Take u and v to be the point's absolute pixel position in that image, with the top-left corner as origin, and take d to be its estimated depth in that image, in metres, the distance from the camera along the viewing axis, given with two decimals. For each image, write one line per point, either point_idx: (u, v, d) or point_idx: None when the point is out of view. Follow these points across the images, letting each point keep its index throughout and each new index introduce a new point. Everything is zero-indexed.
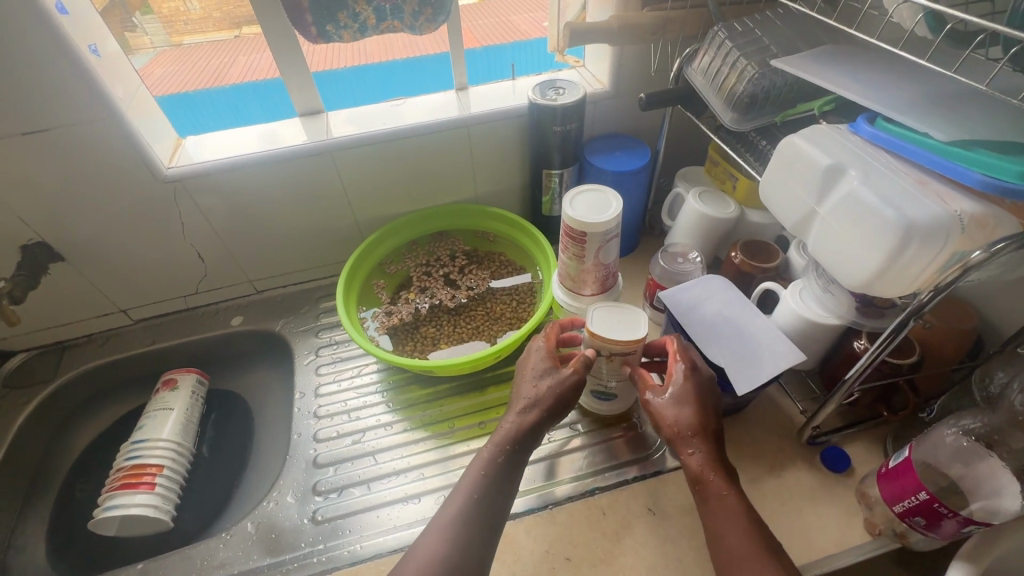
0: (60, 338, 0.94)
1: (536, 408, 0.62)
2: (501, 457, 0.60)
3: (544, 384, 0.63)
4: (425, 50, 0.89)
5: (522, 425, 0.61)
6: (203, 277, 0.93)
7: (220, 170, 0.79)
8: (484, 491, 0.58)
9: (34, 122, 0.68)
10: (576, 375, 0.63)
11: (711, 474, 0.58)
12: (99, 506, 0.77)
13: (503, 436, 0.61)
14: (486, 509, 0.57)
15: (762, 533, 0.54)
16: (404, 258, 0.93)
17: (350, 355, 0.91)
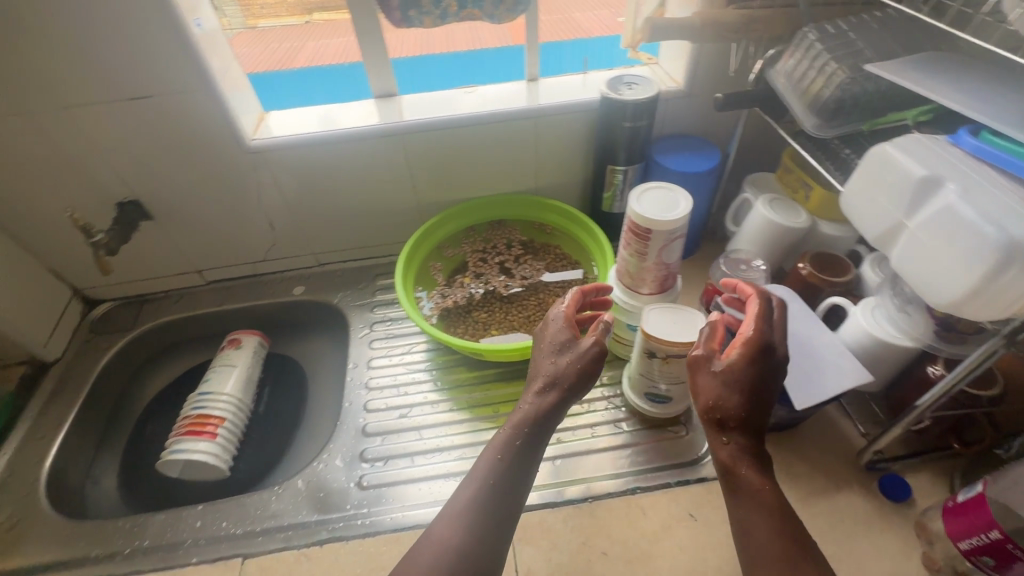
0: (141, 292, 1.01)
1: (558, 384, 0.61)
2: (516, 442, 0.59)
3: (567, 358, 0.62)
4: (485, 43, 0.93)
5: (539, 408, 0.61)
6: (272, 246, 0.98)
7: (299, 145, 0.83)
8: (501, 480, 0.57)
9: (141, 88, 0.73)
10: (595, 345, 0.62)
11: (746, 468, 0.55)
12: (167, 449, 0.83)
13: (519, 422, 0.61)
14: (507, 495, 0.57)
15: (794, 534, 0.52)
16: (462, 243, 0.95)
17: (403, 332, 0.94)
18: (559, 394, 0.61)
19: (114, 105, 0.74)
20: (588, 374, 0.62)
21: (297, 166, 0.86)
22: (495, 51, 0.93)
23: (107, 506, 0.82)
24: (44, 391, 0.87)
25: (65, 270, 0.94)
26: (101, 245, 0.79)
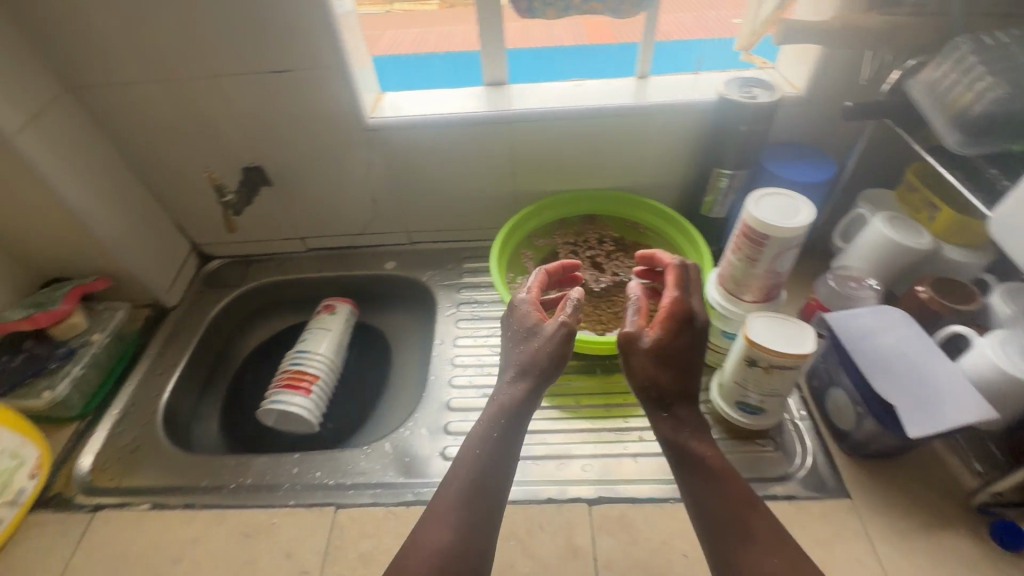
0: (249, 253, 1.09)
1: (527, 366, 0.66)
2: (492, 435, 0.61)
3: (540, 340, 0.66)
4: (562, 42, 0.95)
5: (514, 397, 0.64)
6: (371, 220, 1.03)
7: (413, 126, 0.87)
8: (479, 472, 0.59)
9: (283, 63, 0.78)
10: (567, 331, 0.66)
11: (693, 443, 0.61)
12: (266, 399, 0.90)
13: (495, 411, 0.63)
14: (488, 485, 0.58)
15: (749, 497, 0.57)
16: (553, 233, 0.96)
17: (487, 315, 0.96)
18: (535, 378, 0.65)
19: (255, 77, 0.80)
20: (562, 356, 0.66)
21: (407, 146, 0.90)
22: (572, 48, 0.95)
23: (209, 444, 0.90)
24: (163, 333, 0.95)
25: (187, 226, 1.02)
26: (231, 205, 0.85)
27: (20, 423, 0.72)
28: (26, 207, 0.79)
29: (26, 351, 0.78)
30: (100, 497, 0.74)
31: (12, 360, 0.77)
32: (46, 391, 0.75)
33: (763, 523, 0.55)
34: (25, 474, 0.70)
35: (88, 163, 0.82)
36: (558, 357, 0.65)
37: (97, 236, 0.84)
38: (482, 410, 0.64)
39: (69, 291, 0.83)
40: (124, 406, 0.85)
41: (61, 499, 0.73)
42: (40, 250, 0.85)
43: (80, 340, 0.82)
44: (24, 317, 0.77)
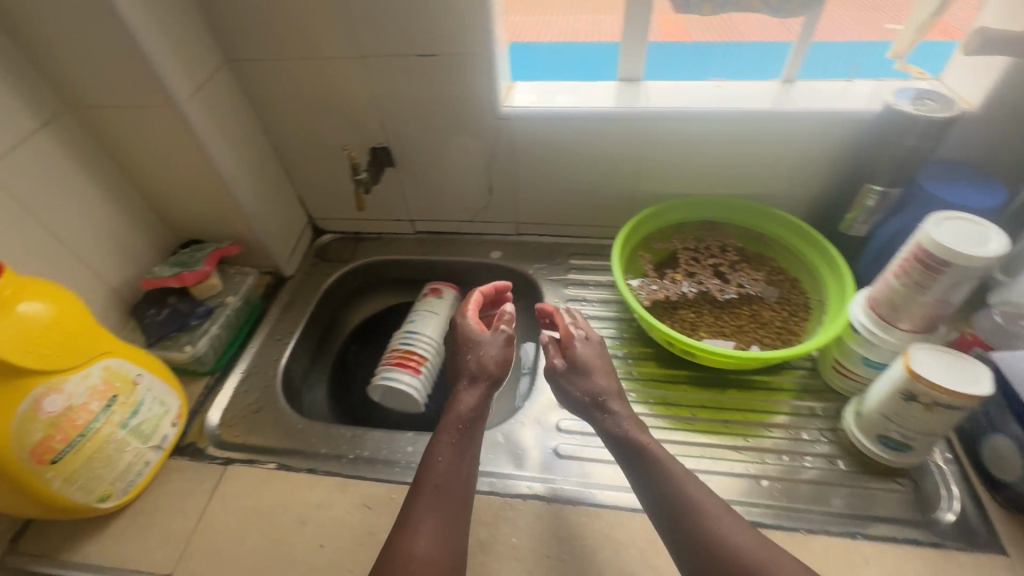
0: (359, 231, 1.12)
1: (479, 380, 0.71)
2: (445, 450, 0.64)
3: (482, 352, 0.73)
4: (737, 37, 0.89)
5: (458, 416, 0.68)
6: (482, 208, 1.03)
7: (545, 117, 0.86)
8: (448, 472, 0.62)
9: (430, 48, 0.79)
10: (497, 341, 0.74)
11: (638, 435, 0.64)
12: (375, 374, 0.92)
13: (449, 428, 0.67)
14: (453, 491, 0.61)
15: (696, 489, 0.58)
16: (672, 238, 0.93)
17: (596, 314, 0.95)
18: (488, 386, 0.71)
19: (400, 60, 0.81)
20: (503, 360, 0.73)
21: (534, 137, 0.89)
22: (746, 46, 0.89)
23: (319, 412, 0.93)
24: (281, 301, 1.00)
25: (307, 200, 1.06)
26: (364, 184, 0.87)
27: (166, 372, 0.77)
28: (181, 171, 0.83)
29: (170, 306, 0.84)
30: (229, 450, 0.78)
31: (158, 313, 0.82)
32: (188, 346, 0.80)
33: (724, 523, 0.55)
34: (169, 421, 0.75)
35: (236, 134, 0.86)
36: (492, 367, 0.72)
37: (237, 204, 0.88)
38: (435, 428, 0.67)
39: (208, 253, 0.87)
40: (248, 366, 0.89)
41: (195, 448, 0.78)
42: (184, 213, 0.90)
43: (215, 300, 0.87)
44: (172, 274, 0.82)
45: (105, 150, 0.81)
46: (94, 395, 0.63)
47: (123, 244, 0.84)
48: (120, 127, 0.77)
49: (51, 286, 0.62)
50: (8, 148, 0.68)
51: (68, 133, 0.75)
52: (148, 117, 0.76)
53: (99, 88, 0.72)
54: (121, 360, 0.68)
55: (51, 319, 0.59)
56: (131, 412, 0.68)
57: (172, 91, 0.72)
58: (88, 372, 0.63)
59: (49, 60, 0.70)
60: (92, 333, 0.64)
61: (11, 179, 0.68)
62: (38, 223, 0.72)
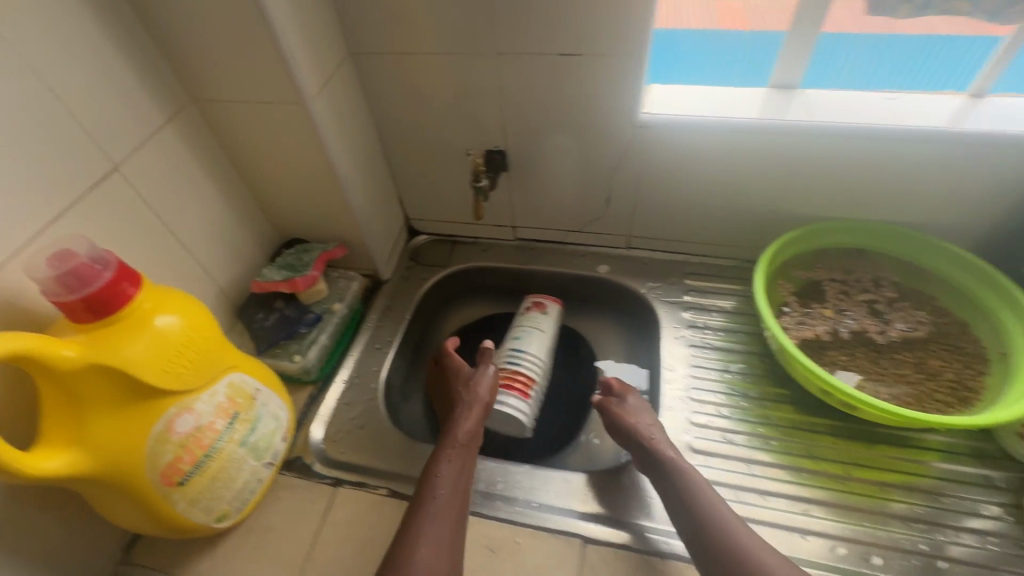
0: (455, 233, 1.06)
1: (473, 407, 0.76)
2: (452, 467, 0.69)
3: (476, 386, 0.79)
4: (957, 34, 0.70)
5: (458, 436, 0.72)
6: (595, 218, 0.96)
7: (687, 127, 0.77)
8: (453, 488, 0.67)
9: (573, 47, 0.71)
10: (484, 377, 0.80)
11: (668, 452, 0.68)
12: None
13: (447, 448, 0.71)
14: (453, 505, 0.65)
15: (721, 505, 0.62)
16: (814, 266, 0.84)
17: (722, 346, 0.85)
18: (481, 410, 0.76)
19: (536, 59, 0.74)
20: (492, 389, 0.80)
21: (670, 148, 0.81)
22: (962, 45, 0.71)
23: (417, 427, 0.89)
24: (379, 306, 0.96)
25: (407, 199, 1.01)
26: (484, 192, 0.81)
27: (278, 383, 0.73)
28: (296, 171, 0.79)
29: (278, 310, 0.80)
30: (338, 468, 0.75)
31: (267, 317, 0.79)
32: (298, 356, 0.77)
33: (746, 535, 0.59)
34: (280, 436, 0.71)
35: (351, 132, 0.81)
36: (484, 402, 0.77)
37: (348, 206, 0.83)
38: (437, 447, 0.71)
39: (316, 256, 0.83)
40: (349, 376, 0.85)
41: (303, 463, 0.75)
42: (292, 212, 0.86)
43: (322, 306, 0.83)
44: (283, 279, 0.78)
45: (222, 145, 0.77)
46: (219, 414, 0.60)
47: (233, 244, 0.81)
48: (241, 124, 0.73)
49: (184, 296, 0.58)
50: (139, 145, 0.64)
51: (190, 129, 0.72)
52: (271, 115, 0.71)
53: (226, 83, 0.68)
54: (242, 374, 0.64)
55: (186, 336, 0.55)
56: (250, 429, 0.65)
57: (302, 89, 0.67)
58: (215, 390, 0.59)
59: (180, 51, 0.65)
60: (220, 348, 0.60)
61: (139, 177, 0.65)
62: (161, 223, 0.69)
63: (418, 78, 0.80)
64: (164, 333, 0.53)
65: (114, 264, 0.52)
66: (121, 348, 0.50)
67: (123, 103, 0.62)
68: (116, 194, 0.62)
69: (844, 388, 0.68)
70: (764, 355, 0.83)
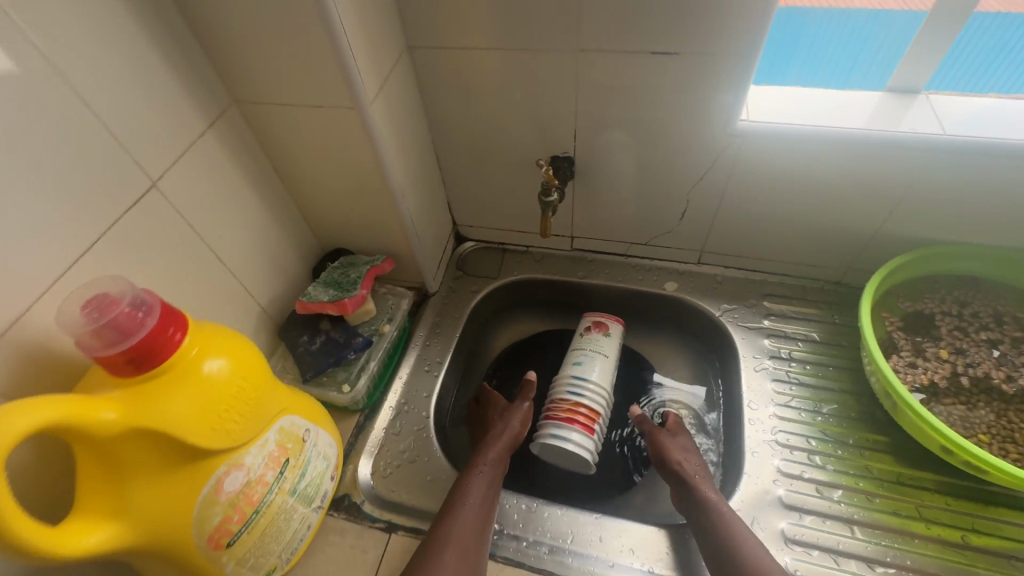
0: (505, 241, 0.98)
1: (507, 428, 0.75)
2: (482, 492, 0.66)
3: (510, 416, 0.77)
4: None
5: (488, 461, 0.70)
6: (665, 231, 0.87)
7: (793, 136, 0.67)
8: (485, 500, 0.66)
9: (671, 43, 0.62)
10: (520, 410, 0.78)
11: (710, 493, 0.66)
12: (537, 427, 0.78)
13: (482, 457, 0.71)
14: (481, 514, 0.64)
15: (755, 547, 0.59)
16: (923, 297, 0.74)
17: (811, 382, 0.76)
18: (517, 436, 0.75)
19: (624, 57, 0.64)
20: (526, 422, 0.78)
21: (766, 160, 0.71)
22: None
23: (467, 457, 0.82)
24: (427, 321, 0.88)
25: (457, 204, 0.93)
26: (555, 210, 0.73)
27: (325, 418, 0.67)
28: (345, 178, 0.71)
29: (324, 333, 0.73)
30: (390, 508, 0.69)
31: (312, 341, 0.72)
32: (347, 387, 0.70)
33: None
34: (329, 476, 0.65)
35: (405, 136, 0.73)
36: (515, 434, 0.75)
37: (400, 217, 0.75)
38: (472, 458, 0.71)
39: (365, 271, 0.76)
40: (398, 401, 0.79)
41: (351, 502, 0.69)
42: (337, 222, 0.79)
43: (370, 328, 0.75)
44: (330, 299, 0.72)
45: (265, 150, 0.69)
46: (270, 464, 0.53)
47: (275, 257, 0.74)
48: (288, 127, 0.65)
49: (231, 336, 0.51)
50: (179, 154, 0.57)
51: (233, 133, 0.64)
52: (323, 118, 0.63)
53: (275, 82, 0.60)
54: (291, 416, 0.58)
55: (236, 384, 0.49)
56: (299, 475, 0.59)
57: (360, 91, 0.59)
58: (265, 439, 0.53)
59: (225, 45, 0.58)
60: (269, 391, 0.54)
61: (180, 191, 0.58)
62: (203, 240, 0.62)
63: (481, 76, 0.71)
64: (212, 384, 0.46)
65: (155, 307, 0.45)
66: (166, 406, 0.43)
67: (162, 106, 0.54)
68: (155, 211, 0.55)
69: (923, 412, 0.63)
70: (860, 396, 0.74)
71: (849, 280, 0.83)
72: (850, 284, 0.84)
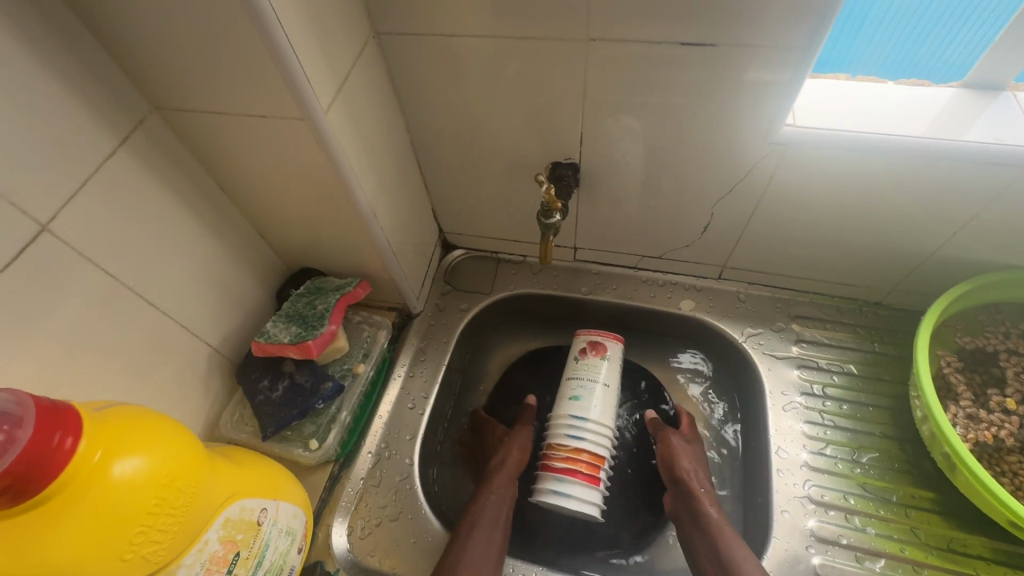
0: (499, 250, 0.86)
1: (516, 447, 0.69)
2: (488, 532, 0.60)
3: (510, 442, 0.69)
4: None
5: (495, 490, 0.64)
6: (683, 245, 0.75)
7: (846, 146, 0.55)
8: (496, 528, 0.61)
9: (702, 35, 0.49)
10: (520, 436, 0.70)
11: (710, 509, 0.62)
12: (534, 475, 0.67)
13: (495, 477, 0.65)
14: (490, 543, 0.59)
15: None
16: (985, 331, 0.65)
17: (848, 426, 0.67)
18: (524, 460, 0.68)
19: (643, 51, 0.52)
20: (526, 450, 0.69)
21: (812, 173, 0.59)
22: None
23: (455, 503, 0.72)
24: (410, 347, 0.77)
25: (443, 211, 0.81)
26: (555, 232, 0.63)
27: (288, 483, 0.57)
28: (303, 197, 0.59)
29: (288, 376, 0.64)
30: None
31: (274, 387, 0.63)
32: (315, 443, 0.63)
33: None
34: (297, 549, 0.55)
35: (376, 142, 0.60)
36: (518, 462, 0.68)
37: (372, 239, 0.64)
38: (484, 478, 0.65)
39: (333, 302, 0.65)
40: (377, 446, 0.69)
41: (325, 571, 0.60)
42: (301, 242, 0.67)
43: (342, 368, 0.68)
44: (292, 341, 0.62)
45: (204, 164, 0.57)
46: (213, 569, 0.44)
47: (227, 289, 0.63)
48: (227, 138, 0.53)
49: (152, 424, 0.40)
50: (77, 186, 0.45)
51: (157, 149, 0.52)
52: (267, 129, 0.51)
53: (201, 86, 0.48)
54: (242, 500, 0.48)
55: (155, 494, 0.38)
56: (257, 564, 0.49)
57: (310, 99, 0.47)
58: (204, 540, 0.43)
59: (132, 43, 0.45)
60: (206, 482, 0.43)
61: (82, 230, 0.46)
62: (123, 284, 0.51)
63: (465, 69, 0.58)
64: (119, 502, 0.36)
65: (30, 415, 0.34)
66: (53, 541, 0.34)
67: (46, 128, 0.42)
68: (51, 260, 0.44)
69: (984, 475, 0.54)
70: (905, 443, 0.66)
71: (892, 302, 0.73)
72: (892, 305, 0.74)
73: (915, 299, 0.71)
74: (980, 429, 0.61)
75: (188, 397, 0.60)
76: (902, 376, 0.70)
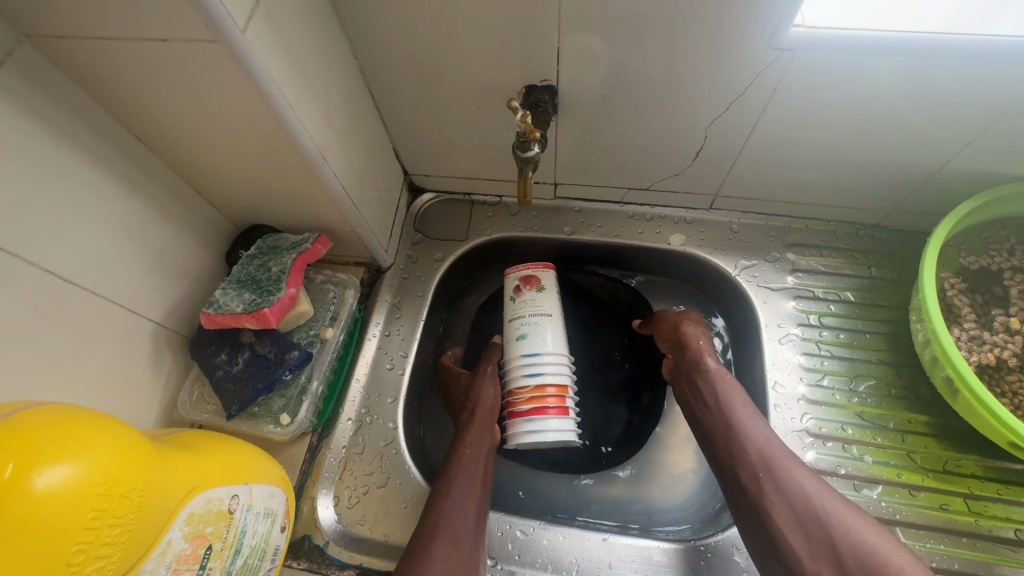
0: (471, 191, 0.78)
1: (486, 389, 0.63)
2: (466, 486, 0.56)
3: (478, 389, 0.63)
4: None
5: (472, 443, 0.59)
6: (673, 174, 0.68)
7: (862, 48, 0.48)
8: (473, 478, 0.57)
9: None
10: (486, 377, 0.64)
11: (709, 362, 0.61)
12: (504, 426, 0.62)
13: (472, 424, 0.60)
14: (471, 493, 0.56)
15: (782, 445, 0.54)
16: (989, 250, 0.63)
17: (845, 355, 0.65)
18: (491, 412, 0.62)
19: None
20: (496, 398, 0.63)
21: (818, 82, 0.52)
22: None
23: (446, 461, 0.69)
24: (383, 304, 0.71)
25: (405, 150, 0.72)
26: (533, 163, 0.58)
27: (260, 463, 0.52)
28: (235, 141, 0.50)
29: (247, 347, 0.58)
30: (360, 547, 0.59)
31: (233, 360, 0.57)
32: (286, 418, 0.59)
33: (797, 472, 0.51)
34: (279, 528, 0.52)
35: (316, 72, 0.51)
36: (491, 406, 0.62)
37: (327, 189, 0.56)
38: (461, 426, 0.61)
39: (290, 263, 0.58)
40: (357, 412, 0.65)
41: (314, 546, 0.58)
42: (244, 195, 0.59)
43: (308, 334, 0.63)
44: (246, 310, 0.55)
45: (105, 107, 0.47)
46: (181, 568, 0.40)
47: (161, 257, 0.55)
48: (124, 71, 0.43)
49: (75, 425, 0.34)
50: None
51: (38, 91, 0.42)
52: (170, 56, 0.41)
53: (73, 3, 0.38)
54: (207, 491, 0.43)
55: (91, 505, 0.33)
56: (235, 552, 0.45)
57: (220, 15, 0.37)
58: (166, 541, 0.39)
59: None
60: (155, 481, 0.38)
61: None
62: (23, 260, 0.42)
63: None
64: (46, 520, 0.31)
65: None
66: None
67: None
68: None
69: (985, 395, 0.53)
70: (904, 368, 0.64)
71: (891, 223, 0.69)
72: (890, 227, 0.70)
73: (915, 219, 0.68)
74: (984, 354, 0.59)
75: (134, 380, 0.53)
76: (899, 299, 0.68)
